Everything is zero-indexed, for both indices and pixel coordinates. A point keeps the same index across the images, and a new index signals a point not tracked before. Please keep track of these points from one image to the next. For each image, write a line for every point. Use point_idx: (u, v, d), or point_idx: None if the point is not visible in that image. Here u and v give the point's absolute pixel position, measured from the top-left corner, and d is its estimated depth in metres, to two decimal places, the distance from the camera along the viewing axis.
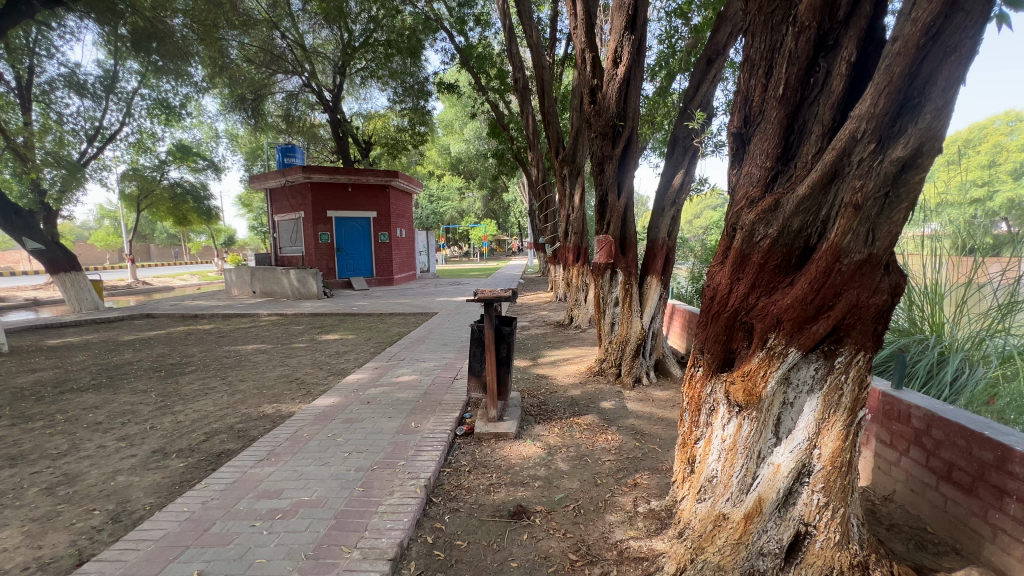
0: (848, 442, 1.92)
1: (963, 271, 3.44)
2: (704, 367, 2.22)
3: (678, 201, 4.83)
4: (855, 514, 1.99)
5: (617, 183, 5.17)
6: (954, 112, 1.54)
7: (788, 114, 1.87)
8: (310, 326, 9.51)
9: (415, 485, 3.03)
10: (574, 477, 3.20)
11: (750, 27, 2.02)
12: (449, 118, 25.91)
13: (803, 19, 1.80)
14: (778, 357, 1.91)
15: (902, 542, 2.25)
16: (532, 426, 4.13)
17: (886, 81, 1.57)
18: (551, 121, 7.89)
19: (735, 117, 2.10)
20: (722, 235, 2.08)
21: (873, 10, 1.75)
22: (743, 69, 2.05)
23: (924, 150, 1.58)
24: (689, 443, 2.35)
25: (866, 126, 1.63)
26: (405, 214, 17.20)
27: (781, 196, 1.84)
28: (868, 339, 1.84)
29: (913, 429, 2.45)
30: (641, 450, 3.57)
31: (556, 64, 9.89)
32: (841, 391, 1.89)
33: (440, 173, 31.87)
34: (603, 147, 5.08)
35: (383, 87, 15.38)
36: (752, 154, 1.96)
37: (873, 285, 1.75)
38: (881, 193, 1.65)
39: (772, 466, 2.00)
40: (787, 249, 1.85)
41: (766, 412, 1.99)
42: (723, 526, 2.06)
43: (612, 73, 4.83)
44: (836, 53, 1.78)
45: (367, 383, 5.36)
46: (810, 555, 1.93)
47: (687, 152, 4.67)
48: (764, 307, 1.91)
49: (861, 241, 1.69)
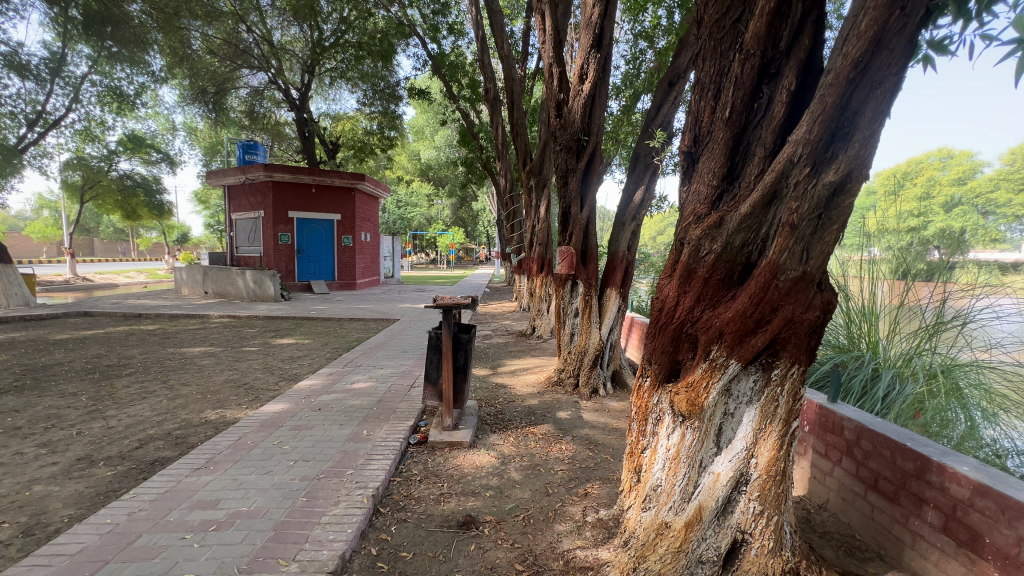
0: (782, 452, 2.00)
1: (896, 293, 3.69)
2: (651, 378, 2.27)
3: (639, 216, 4.97)
4: (788, 522, 2.07)
5: (580, 196, 5.27)
6: (879, 143, 1.65)
7: (733, 136, 1.95)
8: (265, 329, 9.15)
9: (362, 495, 2.93)
10: (524, 487, 3.20)
11: (701, 53, 2.10)
12: (421, 124, 25.90)
13: (749, 47, 1.89)
14: (720, 369, 1.98)
15: (832, 549, 2.35)
16: (487, 434, 4.11)
17: (819, 109, 1.66)
18: (520, 132, 7.97)
19: (685, 136, 2.18)
20: (671, 248, 2.13)
21: (812, 43, 1.85)
22: (694, 91, 2.12)
23: (853, 176, 1.68)
24: (636, 452, 2.38)
25: (802, 151, 1.71)
26: (371, 218, 16.93)
27: (725, 213, 1.92)
28: (802, 353, 1.92)
29: (845, 440, 2.58)
30: (593, 459, 3.60)
31: (527, 77, 10.04)
32: (777, 402, 1.97)
33: (409, 178, 31.53)
34: (567, 160, 5.15)
35: (353, 89, 15.22)
36: (701, 172, 2.03)
37: (807, 301, 1.84)
38: (815, 215, 1.74)
39: (711, 475, 2.06)
40: (729, 264, 1.93)
41: (708, 422, 2.05)
42: (665, 534, 2.09)
43: (578, 89, 4.92)
44: (778, 81, 1.88)
45: (320, 390, 5.19)
46: (746, 562, 1.99)
47: (648, 170, 4.83)
48: (708, 319, 1.97)
49: (796, 259, 1.78)
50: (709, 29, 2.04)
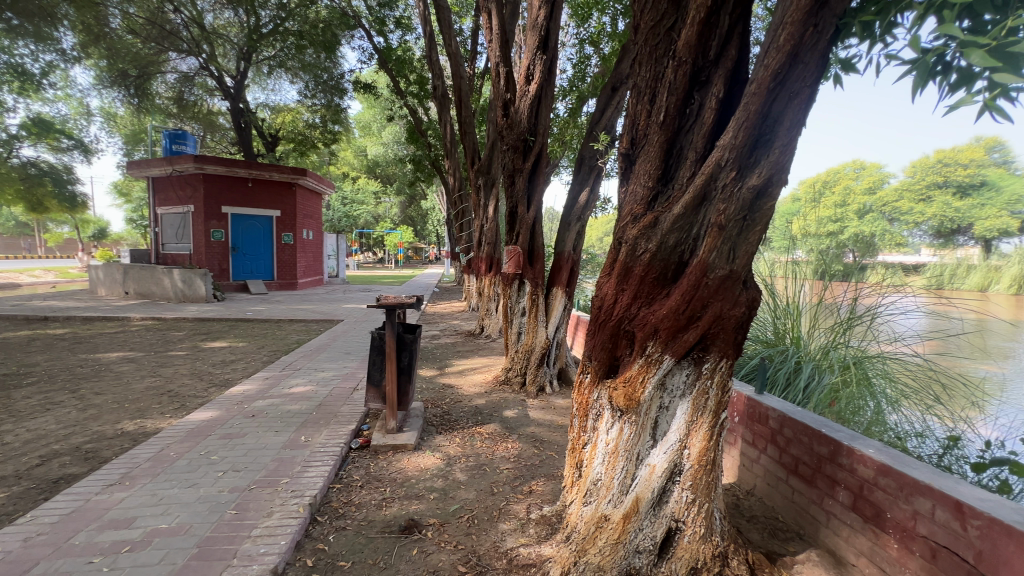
0: (712, 442, 2.10)
1: (816, 292, 4.03)
2: (591, 374, 2.31)
3: (583, 217, 5.07)
4: (718, 508, 2.18)
5: (527, 196, 5.32)
6: (797, 151, 1.77)
7: (667, 140, 2.02)
8: (194, 332, 8.52)
9: (298, 505, 2.79)
10: (470, 487, 3.17)
11: (638, 57, 2.16)
12: (368, 119, 25.11)
13: (681, 54, 1.96)
14: (655, 364, 2.05)
15: (758, 532, 2.50)
16: (433, 436, 4.04)
17: (744, 117, 1.76)
18: (468, 130, 7.90)
19: (623, 139, 2.24)
20: (610, 247, 2.18)
21: (739, 54, 1.95)
22: (631, 94, 2.17)
23: (773, 181, 1.79)
24: (577, 448, 2.42)
25: (729, 156, 1.80)
26: (314, 215, 16.23)
27: (660, 213, 1.99)
28: (729, 347, 2.02)
29: (770, 429, 2.75)
30: (539, 457, 3.64)
31: (476, 76, 9.98)
32: (707, 394, 2.06)
33: (355, 174, 30.51)
34: (514, 160, 5.16)
35: (293, 79, 14.53)
36: (638, 174, 2.09)
37: (733, 298, 1.94)
38: (741, 216, 1.84)
39: (648, 467, 2.13)
40: (663, 263, 2.00)
41: (644, 416, 2.12)
42: (604, 526, 2.14)
43: (524, 89, 4.96)
44: (707, 89, 1.97)
45: (254, 395, 4.90)
46: (679, 549, 2.07)
47: (592, 172, 4.94)
48: (644, 316, 2.04)
49: (723, 258, 1.87)
50: (645, 35, 2.11)
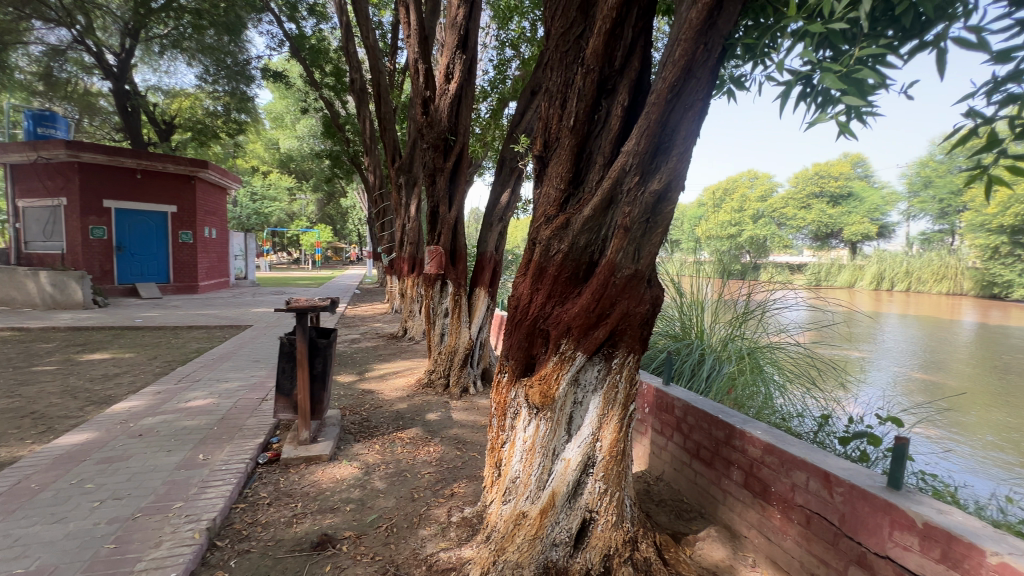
0: (622, 434, 2.21)
1: (716, 288, 4.37)
2: (509, 373, 2.34)
3: (505, 218, 5.14)
4: (628, 496, 2.28)
5: (448, 196, 5.29)
6: (692, 159, 1.91)
7: (578, 145, 2.10)
8: (67, 343, 7.43)
9: (193, 530, 2.53)
10: (389, 495, 3.07)
11: (550, 62, 2.21)
12: (280, 110, 23.48)
13: (589, 62, 2.03)
14: (568, 361, 2.12)
15: (665, 515, 2.68)
16: (351, 444, 3.86)
17: (645, 125, 1.86)
18: (388, 126, 7.62)
19: (536, 142, 2.28)
20: (525, 248, 2.22)
21: (641, 65, 2.06)
22: (544, 98, 2.23)
23: (671, 187, 1.92)
24: (496, 447, 2.44)
25: (632, 161, 1.90)
26: (218, 211, 14.87)
27: (571, 215, 2.06)
28: (636, 343, 2.13)
29: (675, 417, 2.95)
30: (461, 458, 3.61)
31: (396, 72, 9.71)
32: (617, 388, 2.16)
33: (266, 169, 28.41)
34: (434, 159, 5.07)
35: (190, 62, 13.19)
36: (551, 176, 2.15)
37: (639, 296, 2.04)
38: (644, 219, 1.94)
39: (563, 461, 2.19)
40: (575, 262, 2.07)
41: (559, 412, 2.18)
42: (522, 523, 2.18)
43: (444, 88, 4.88)
44: (614, 96, 2.06)
45: (142, 412, 4.37)
46: (593, 539, 2.15)
47: (513, 174, 4.99)
48: (557, 315, 2.10)
49: (629, 258, 1.97)
50: (556, 41, 2.17)
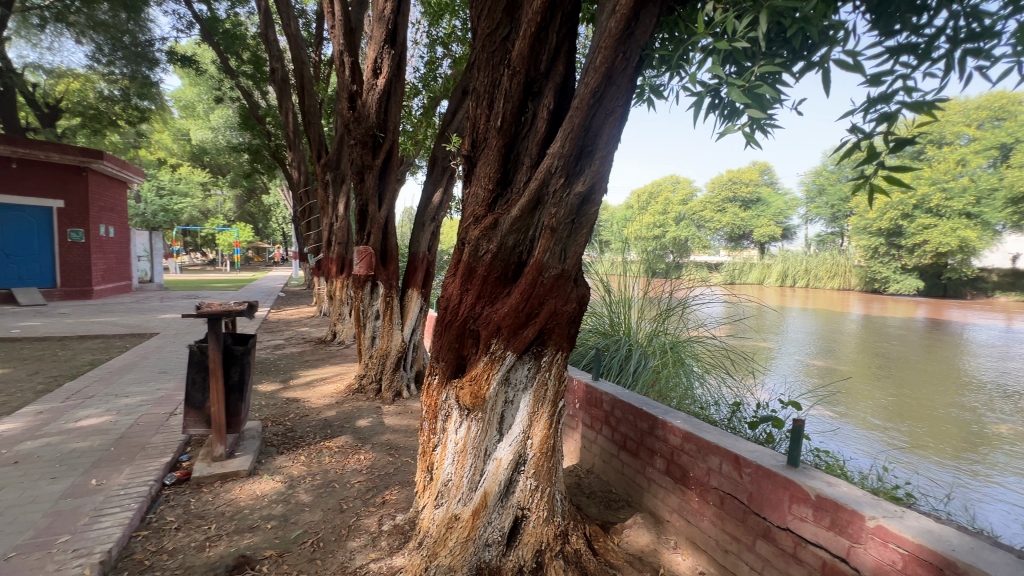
0: (552, 430, 2.25)
1: (642, 287, 4.59)
2: (439, 376, 2.31)
3: (437, 217, 5.06)
4: (559, 490, 2.33)
5: (377, 194, 5.13)
6: (614, 162, 1.98)
7: (505, 146, 2.11)
8: None
9: (83, 566, 2.25)
10: (316, 508, 2.92)
11: (476, 62, 2.21)
12: (190, 98, 21.56)
13: (515, 64, 2.05)
14: (499, 361, 2.13)
15: (595, 507, 2.78)
16: (273, 457, 3.62)
17: (570, 129, 1.91)
18: (313, 120, 7.24)
19: (464, 142, 2.27)
20: (454, 248, 2.20)
21: (565, 70, 2.11)
22: (471, 98, 2.22)
23: (595, 190, 1.99)
24: (428, 451, 2.40)
25: (558, 163, 1.95)
26: (116, 207, 13.35)
27: (499, 215, 2.07)
28: (564, 340, 2.18)
29: (604, 411, 3.06)
30: (393, 465, 3.51)
31: (322, 64, 9.27)
32: (546, 385, 2.20)
33: (175, 162, 25.95)
34: (363, 156, 4.89)
35: (79, 39, 11.73)
36: (479, 177, 2.15)
37: (566, 294, 2.09)
38: (570, 220, 1.99)
39: (495, 461, 2.20)
40: (504, 263, 2.08)
41: (490, 412, 2.18)
42: (455, 526, 2.16)
43: (372, 83, 4.70)
44: (539, 99, 2.10)
45: (19, 436, 3.81)
46: (525, 535, 2.17)
47: (445, 173, 4.91)
48: (487, 315, 2.11)
49: (556, 258, 2.01)
50: (483, 41, 2.17)
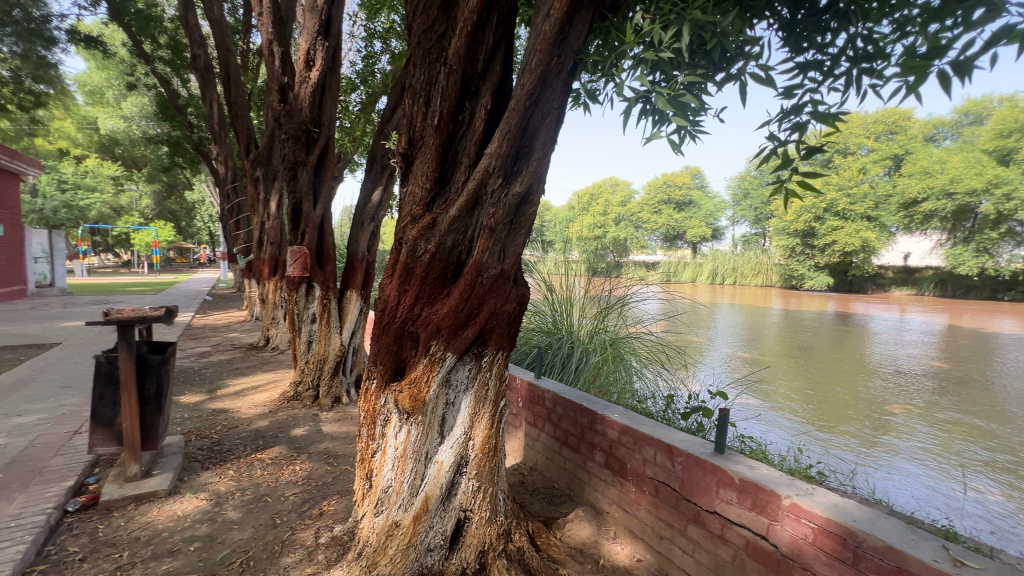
0: (494, 429, 2.25)
1: (583, 286, 4.70)
2: (377, 380, 2.24)
3: (377, 216, 4.92)
4: (502, 489, 2.34)
5: (312, 192, 4.91)
6: (551, 163, 2.01)
7: (443, 144, 2.08)
8: None
9: None
10: (245, 525, 2.74)
11: (412, 59, 2.16)
12: (98, 83, 19.53)
13: (451, 63, 2.03)
14: (438, 362, 2.11)
15: (538, 503, 2.82)
16: (197, 474, 3.36)
17: (506, 129, 1.92)
18: (240, 112, 6.79)
19: (401, 139, 2.22)
20: (391, 248, 2.15)
21: (502, 71, 2.12)
22: (407, 95, 2.17)
23: (533, 189, 2.00)
24: (367, 458, 2.32)
25: (495, 163, 1.95)
26: (7, 202, 11.84)
27: (437, 215, 2.04)
28: (505, 340, 2.19)
29: (546, 408, 3.11)
30: (332, 474, 3.37)
31: (251, 52, 8.72)
32: (488, 385, 2.20)
33: (80, 153, 23.43)
34: (295, 151, 4.65)
35: None
36: (416, 175, 2.12)
37: (506, 294, 2.09)
38: (508, 220, 2.00)
39: (436, 464, 2.17)
40: (443, 263, 2.06)
41: (431, 415, 2.15)
42: (395, 533, 2.12)
43: (304, 76, 4.46)
44: (477, 99, 2.09)
45: None
46: (468, 537, 2.16)
47: (384, 171, 4.76)
48: (426, 316, 2.08)
49: (496, 258, 2.01)
50: (418, 38, 2.13)
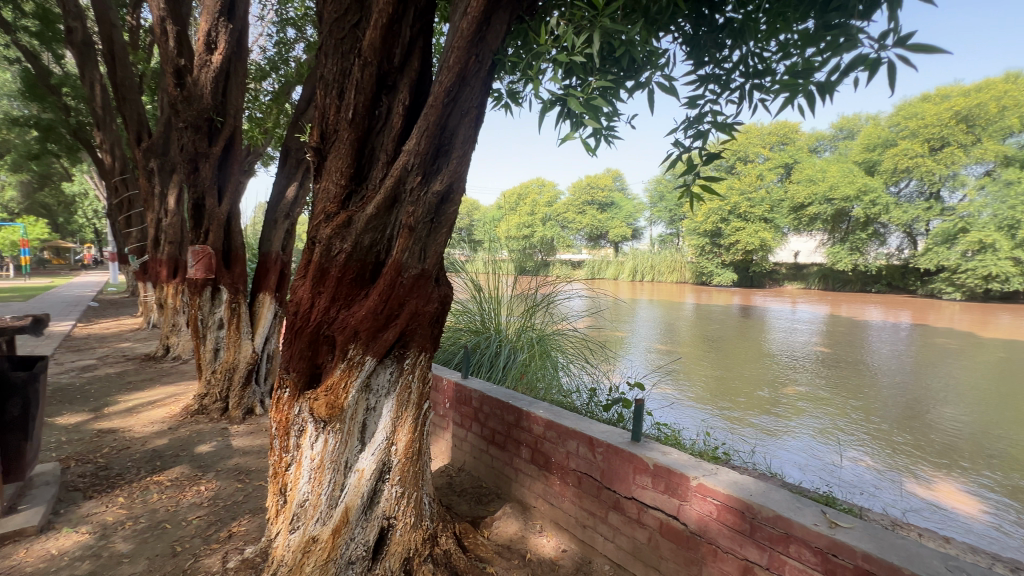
0: (417, 432, 2.21)
1: (511, 285, 4.74)
2: (290, 388, 2.11)
3: (292, 214, 4.62)
4: (427, 493, 2.30)
5: (216, 187, 4.50)
6: (471, 161, 2.00)
7: (358, 139, 2.00)
8: None
9: None
10: (138, 558, 2.45)
11: (323, 49, 2.05)
12: None
13: (366, 55, 1.95)
14: (357, 367, 2.02)
15: (466, 504, 2.81)
16: (78, 504, 2.95)
17: (425, 126, 1.88)
18: (128, 95, 6.05)
19: (313, 133, 2.09)
20: (303, 248, 2.03)
21: (421, 67, 2.08)
22: (318, 87, 2.05)
23: (454, 188, 1.98)
24: (280, 472, 2.17)
25: (414, 160, 1.90)
26: None
27: (353, 213, 1.96)
28: (427, 341, 2.15)
29: (473, 408, 3.10)
30: (243, 492, 3.11)
31: (141, 29, 7.80)
32: (410, 388, 2.15)
33: None
34: (195, 142, 4.24)
35: None
36: (329, 171, 2.01)
37: (427, 294, 2.05)
38: (428, 219, 1.96)
39: (357, 472, 2.09)
40: (360, 263, 1.97)
41: (350, 422, 2.06)
42: (312, 549, 2.01)
43: (204, 59, 4.06)
44: (394, 94, 2.03)
45: None
46: (392, 545, 2.10)
47: (300, 166, 4.46)
48: (343, 319, 1.98)
49: (415, 258, 1.96)
50: (330, 26, 2.02)
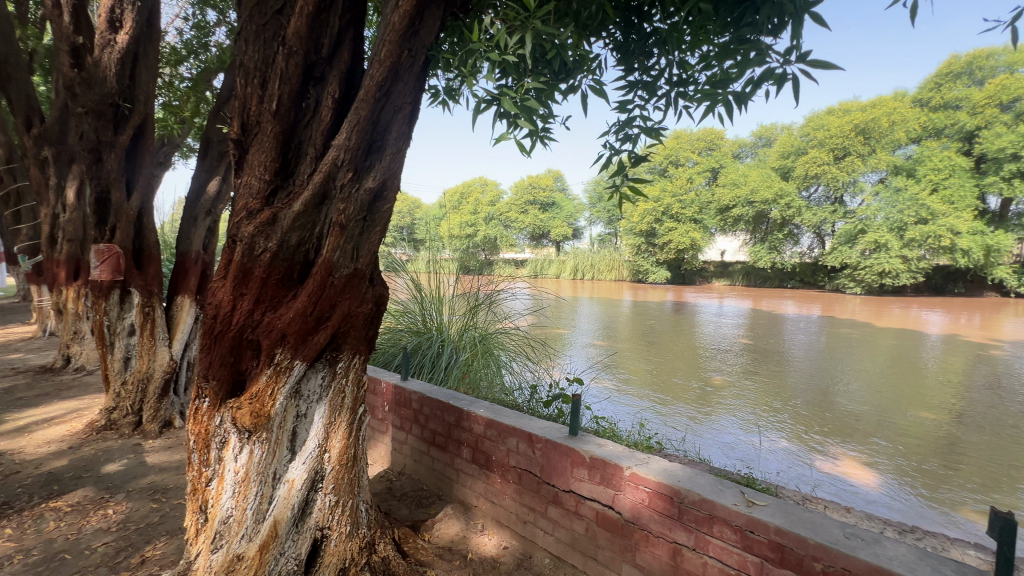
0: (352, 438, 2.13)
1: (454, 284, 4.69)
2: (209, 398, 1.97)
3: (214, 210, 4.31)
4: (364, 500, 2.23)
5: (124, 180, 4.09)
6: (405, 158, 1.96)
7: (283, 132, 1.90)
8: None
9: None
10: None
11: (243, 34, 1.92)
12: None
13: (291, 43, 1.85)
14: (285, 372, 1.92)
15: (406, 508, 2.75)
16: None
17: (355, 121, 1.82)
18: (14, 74, 5.35)
19: (233, 124, 1.96)
20: (223, 247, 1.89)
21: (351, 58, 2.00)
22: (238, 74, 1.92)
23: (388, 184, 1.92)
24: (199, 488, 2.02)
25: (345, 156, 1.83)
26: None
27: (279, 210, 1.85)
28: (361, 343, 2.08)
29: (413, 410, 3.04)
30: (158, 513, 2.86)
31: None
32: (343, 393, 2.07)
33: None
34: (98, 130, 3.84)
35: None
36: (252, 165, 1.89)
37: (360, 295, 1.98)
38: (360, 217, 1.89)
39: (286, 483, 1.98)
40: (287, 263, 1.87)
41: (278, 431, 1.96)
42: (237, 569, 1.89)
43: (107, 38, 3.67)
44: (323, 86, 1.94)
45: None
46: (327, 557, 2.02)
47: (223, 160, 4.15)
48: (269, 322, 1.87)
49: (348, 257, 1.89)
50: (250, 10, 1.89)
